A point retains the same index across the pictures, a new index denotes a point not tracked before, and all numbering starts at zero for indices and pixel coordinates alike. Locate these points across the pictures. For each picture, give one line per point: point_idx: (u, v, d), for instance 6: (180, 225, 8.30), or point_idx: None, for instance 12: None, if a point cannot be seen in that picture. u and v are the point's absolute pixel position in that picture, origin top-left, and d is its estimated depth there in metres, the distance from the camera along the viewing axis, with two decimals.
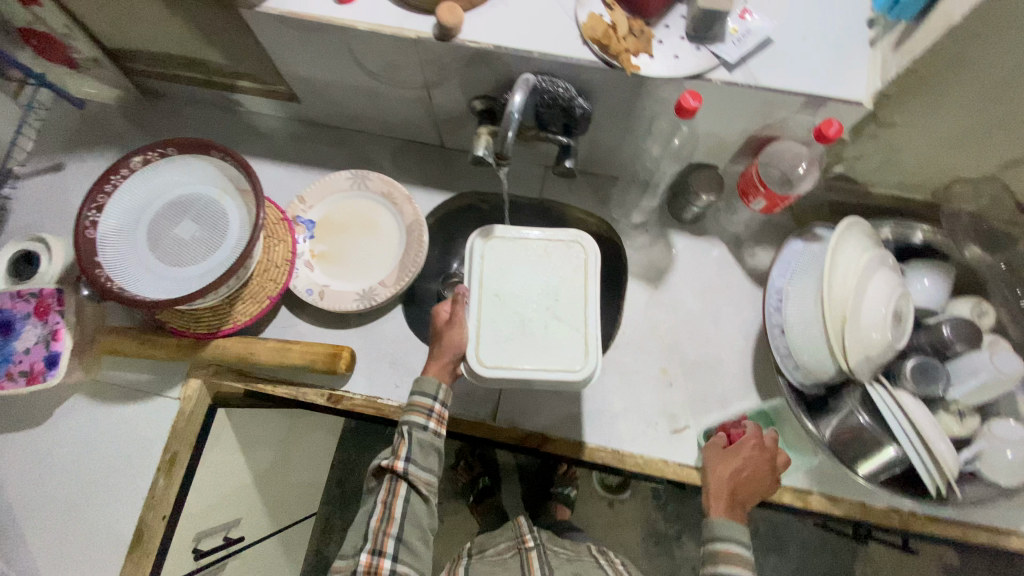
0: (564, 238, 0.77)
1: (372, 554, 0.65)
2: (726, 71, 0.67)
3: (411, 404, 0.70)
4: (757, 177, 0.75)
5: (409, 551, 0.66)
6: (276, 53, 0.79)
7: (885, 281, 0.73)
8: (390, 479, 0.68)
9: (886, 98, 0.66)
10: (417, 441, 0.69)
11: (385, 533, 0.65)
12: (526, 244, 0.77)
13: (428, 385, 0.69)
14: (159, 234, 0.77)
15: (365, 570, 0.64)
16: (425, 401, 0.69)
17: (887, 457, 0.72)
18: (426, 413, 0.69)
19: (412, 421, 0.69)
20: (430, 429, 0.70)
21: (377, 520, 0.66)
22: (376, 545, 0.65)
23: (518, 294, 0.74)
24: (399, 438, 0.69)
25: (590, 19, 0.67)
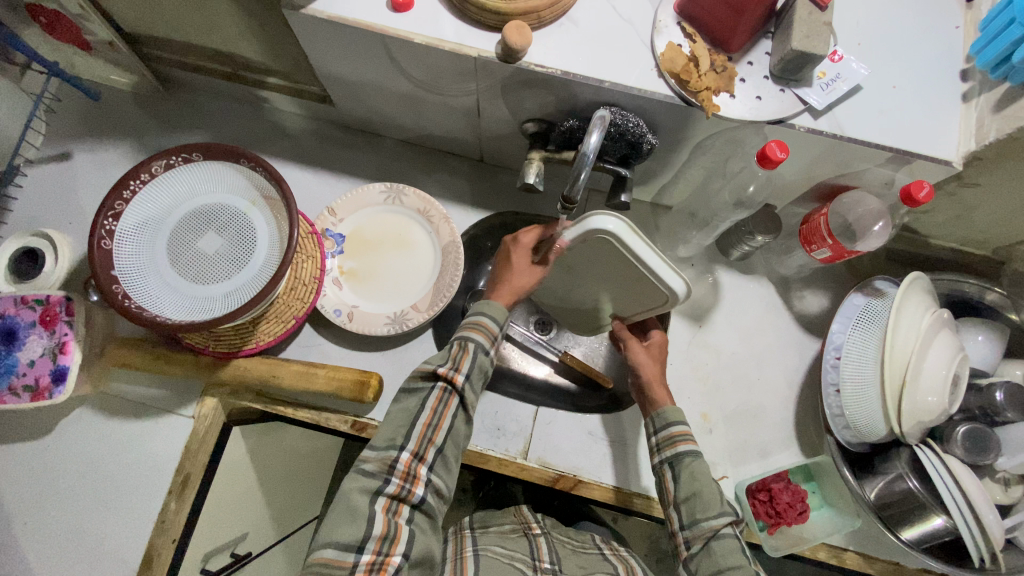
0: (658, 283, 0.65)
1: (413, 458, 0.60)
2: (811, 117, 0.62)
3: (473, 321, 0.66)
4: (825, 226, 0.71)
5: (444, 466, 0.62)
6: (315, 53, 0.73)
7: (949, 343, 0.69)
8: (442, 389, 0.62)
9: (978, 159, 0.62)
10: (478, 362, 0.64)
11: (430, 441, 0.61)
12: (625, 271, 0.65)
13: (497, 310, 0.67)
14: (181, 247, 0.72)
15: (402, 474, 0.59)
16: (492, 324, 0.66)
17: (934, 525, 0.70)
18: (491, 338, 0.66)
19: (475, 340, 0.64)
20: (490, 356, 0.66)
21: (424, 423, 0.61)
22: (417, 450, 0.60)
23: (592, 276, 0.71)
24: (462, 349, 0.64)
25: (669, 50, 0.62)
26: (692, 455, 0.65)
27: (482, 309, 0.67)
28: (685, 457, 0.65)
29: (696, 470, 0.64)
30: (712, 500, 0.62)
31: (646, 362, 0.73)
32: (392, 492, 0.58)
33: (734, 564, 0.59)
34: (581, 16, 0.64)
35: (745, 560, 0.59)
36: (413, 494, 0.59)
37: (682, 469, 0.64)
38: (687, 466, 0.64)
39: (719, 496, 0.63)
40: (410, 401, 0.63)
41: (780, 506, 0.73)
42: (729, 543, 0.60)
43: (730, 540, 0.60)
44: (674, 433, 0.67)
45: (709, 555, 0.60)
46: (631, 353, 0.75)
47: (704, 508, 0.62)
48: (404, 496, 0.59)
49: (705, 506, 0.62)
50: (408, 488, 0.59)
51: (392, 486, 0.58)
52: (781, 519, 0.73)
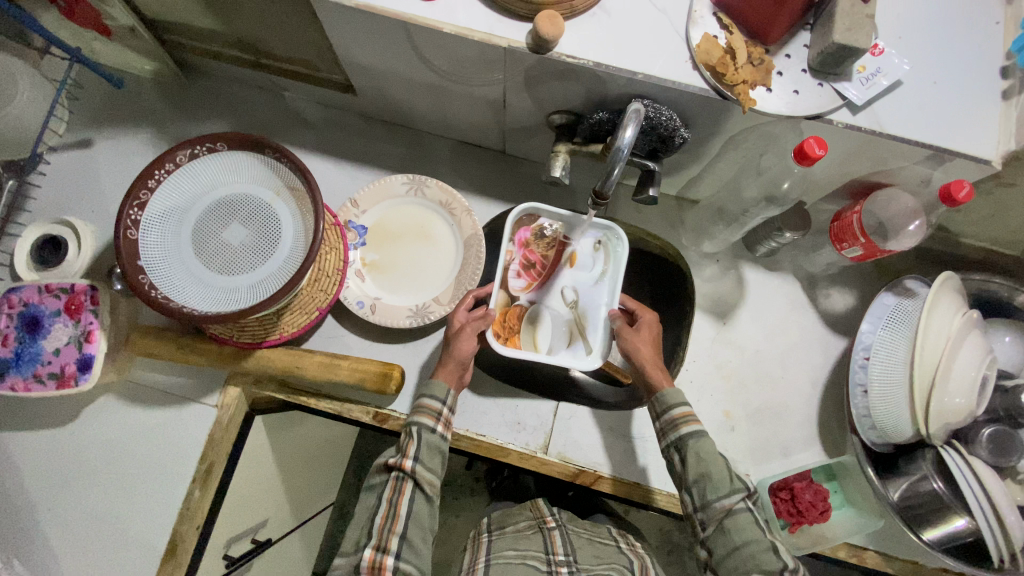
0: (601, 267, 0.79)
1: (376, 550, 0.62)
2: (849, 113, 0.61)
3: (418, 405, 0.69)
4: (858, 224, 0.70)
5: (413, 549, 0.63)
6: (341, 41, 0.72)
7: (979, 346, 0.68)
8: (396, 477, 0.65)
9: (1017, 159, 0.61)
10: (426, 442, 0.66)
11: (391, 531, 0.63)
12: (580, 320, 0.78)
13: (438, 388, 0.69)
14: (205, 238, 0.71)
15: (368, 567, 0.61)
16: (434, 404, 0.68)
17: (956, 526, 0.70)
18: (436, 415, 0.68)
19: (420, 423, 0.67)
20: (438, 433, 0.68)
21: (382, 517, 0.64)
22: (380, 542, 0.62)
23: (553, 236, 0.79)
24: (406, 436, 0.67)
25: (705, 41, 0.60)
26: (698, 434, 0.66)
27: (424, 388, 0.69)
28: (689, 438, 0.66)
29: (701, 450, 0.65)
30: (721, 480, 0.63)
31: (641, 345, 0.71)
32: None
33: (751, 539, 0.61)
34: (614, 5, 0.63)
35: (761, 533, 0.62)
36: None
37: (688, 451, 0.65)
38: (693, 447, 0.65)
39: (729, 474, 0.64)
40: (371, 501, 0.66)
41: (802, 506, 0.73)
42: (743, 517, 0.62)
43: (744, 514, 0.62)
44: (676, 415, 0.67)
45: (724, 535, 0.62)
46: (621, 337, 0.72)
47: (714, 489, 0.63)
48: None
49: (716, 487, 0.63)
50: None
51: None
52: (803, 517, 0.73)
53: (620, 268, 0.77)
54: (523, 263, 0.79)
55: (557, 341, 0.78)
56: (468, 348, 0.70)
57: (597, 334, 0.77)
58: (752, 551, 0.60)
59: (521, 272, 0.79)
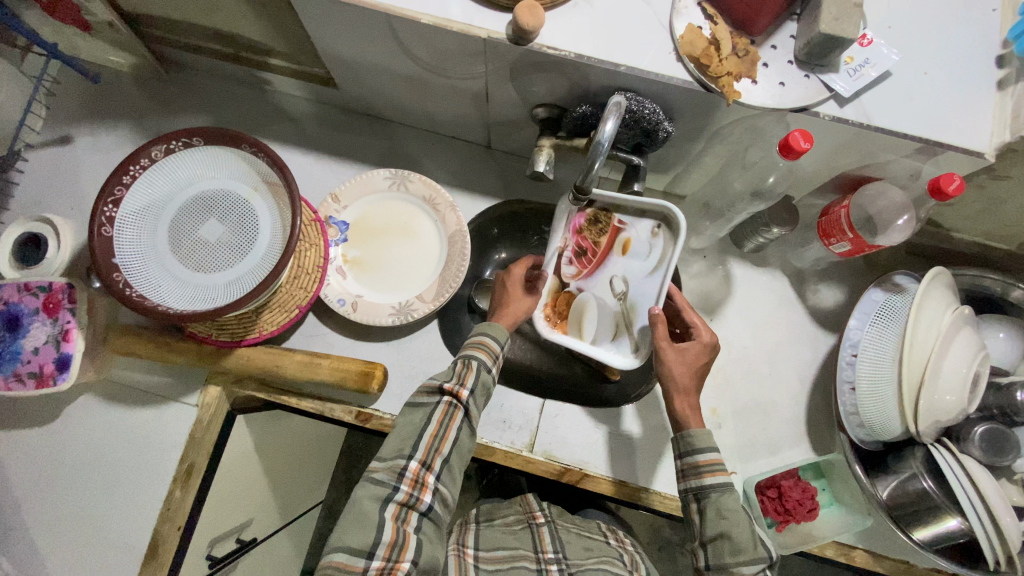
0: (657, 257, 0.64)
1: (422, 466, 0.60)
2: (836, 106, 0.59)
3: (476, 340, 0.66)
4: (846, 219, 0.68)
5: (450, 476, 0.62)
6: (320, 32, 0.70)
7: (968, 342, 0.67)
8: (448, 403, 0.62)
9: (1010, 151, 0.60)
10: (482, 380, 0.65)
11: (437, 451, 0.61)
12: (627, 315, 0.67)
13: (500, 331, 0.67)
14: (183, 235, 0.70)
15: (411, 481, 0.59)
16: (495, 344, 0.66)
17: (949, 527, 0.68)
18: (493, 355, 0.66)
19: (478, 358, 0.65)
20: (492, 373, 0.66)
21: (431, 436, 0.61)
22: (425, 460, 0.60)
23: (606, 221, 0.66)
24: (466, 366, 0.64)
25: (689, 32, 0.59)
26: (721, 488, 0.63)
27: (484, 330, 0.67)
28: (711, 491, 0.63)
29: (722, 506, 0.62)
30: (743, 543, 0.60)
31: (677, 373, 0.65)
32: (402, 499, 0.58)
33: None
34: None
35: None
36: (422, 502, 0.59)
37: (708, 504, 0.62)
38: (713, 501, 0.62)
39: (752, 539, 0.60)
40: (416, 415, 0.63)
41: (790, 504, 0.73)
42: None
43: None
44: (701, 462, 0.64)
45: None
46: (663, 360, 0.65)
47: (733, 550, 0.60)
48: (414, 504, 0.58)
49: (735, 548, 0.60)
50: (415, 495, 0.59)
51: (402, 493, 0.58)
52: (791, 516, 0.73)
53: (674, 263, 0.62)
54: (577, 249, 0.69)
55: (601, 333, 0.69)
56: (526, 309, 0.70)
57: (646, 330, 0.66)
58: None
59: (573, 259, 0.69)
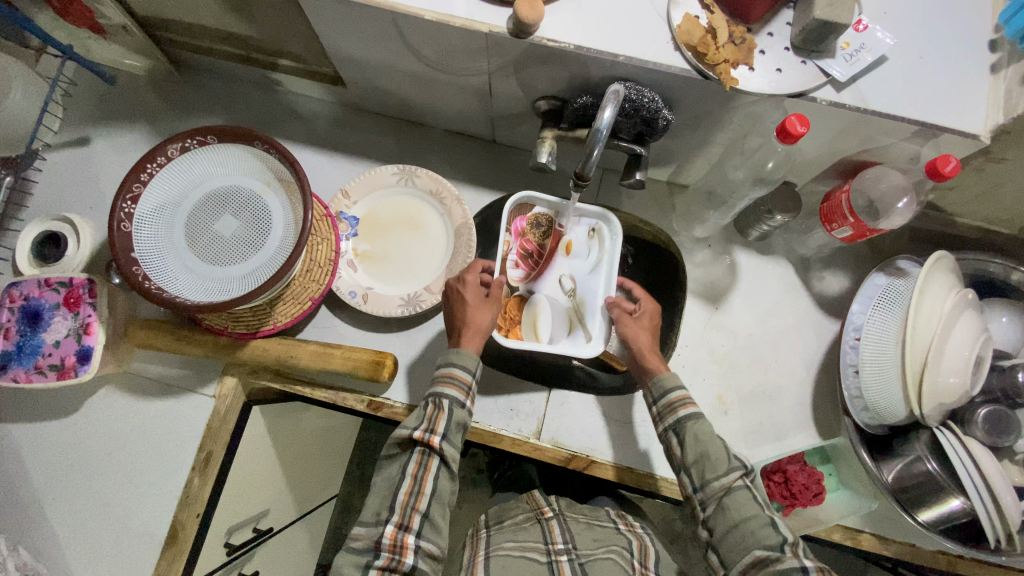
0: (595, 257, 0.77)
1: (398, 528, 0.62)
2: (833, 91, 0.60)
3: (446, 375, 0.68)
4: (846, 203, 0.69)
5: (432, 528, 0.63)
6: (327, 31, 0.72)
7: (972, 325, 0.67)
8: (421, 452, 0.64)
9: (1006, 133, 0.60)
10: (455, 416, 0.66)
11: (413, 509, 0.63)
12: (578, 309, 0.77)
13: (469, 359, 0.68)
14: (199, 230, 0.73)
15: (389, 546, 0.61)
16: (464, 374, 0.68)
17: (953, 506, 0.70)
18: (464, 388, 0.67)
19: (449, 395, 0.66)
20: (467, 407, 0.68)
21: (405, 494, 0.63)
22: (402, 521, 0.62)
23: (549, 226, 0.79)
24: (436, 408, 0.66)
25: (686, 21, 0.60)
26: (695, 416, 0.66)
27: (453, 359, 0.68)
28: (687, 420, 0.66)
29: (698, 432, 0.65)
30: (719, 458, 0.63)
31: (639, 334, 0.71)
32: (382, 564, 0.60)
33: (749, 514, 0.60)
34: None
35: (758, 508, 0.60)
36: (404, 563, 0.60)
37: (686, 433, 0.65)
38: (690, 429, 0.65)
39: (727, 453, 0.63)
40: (392, 470, 0.66)
41: (795, 488, 0.73)
42: (742, 493, 0.61)
43: (743, 491, 0.61)
44: (673, 399, 0.68)
45: (723, 511, 0.61)
46: (622, 326, 0.72)
47: (712, 468, 0.62)
48: (395, 566, 0.60)
49: (713, 465, 0.63)
50: (397, 557, 0.61)
51: (382, 559, 0.60)
52: (796, 500, 0.73)
53: (614, 254, 0.76)
54: (522, 252, 0.79)
55: (557, 330, 0.76)
56: (489, 319, 0.70)
57: (596, 321, 0.75)
58: (750, 526, 0.59)
59: (519, 262, 0.79)
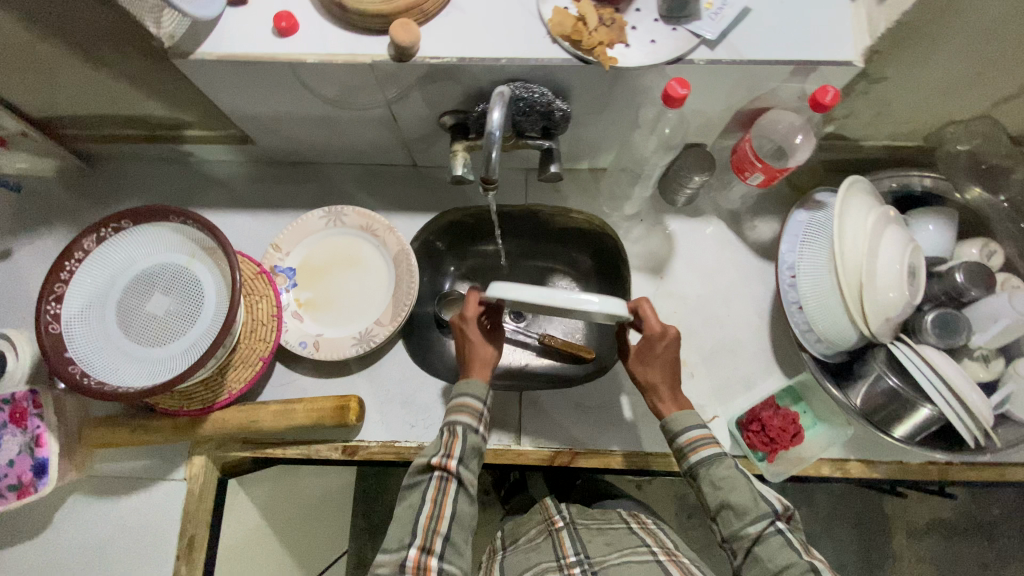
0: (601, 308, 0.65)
1: (422, 551, 0.60)
2: (707, 49, 0.63)
3: (459, 403, 0.68)
4: (752, 152, 0.71)
5: (456, 550, 0.62)
6: (221, 95, 0.73)
7: (894, 241, 0.71)
8: (439, 477, 0.63)
9: (876, 54, 0.64)
10: (471, 442, 0.66)
11: (434, 532, 0.61)
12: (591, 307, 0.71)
13: (479, 387, 0.68)
14: (131, 315, 0.72)
15: (413, 568, 0.59)
16: (474, 402, 0.67)
17: (922, 417, 0.72)
18: (477, 414, 0.67)
19: (461, 422, 0.66)
20: (481, 432, 0.67)
21: (426, 517, 0.61)
22: (425, 543, 0.60)
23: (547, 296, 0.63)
24: (451, 435, 0.65)
25: (556, 14, 0.62)
26: (709, 460, 0.64)
27: (462, 389, 0.69)
28: (700, 465, 0.64)
29: (715, 476, 0.63)
30: (743, 504, 0.61)
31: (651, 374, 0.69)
32: None
33: (784, 563, 0.58)
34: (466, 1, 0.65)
35: (795, 553, 0.58)
36: None
37: (702, 477, 0.64)
38: (705, 473, 0.64)
39: (750, 497, 0.62)
40: (412, 497, 0.64)
41: (774, 433, 0.75)
42: (774, 540, 0.60)
43: (774, 538, 0.60)
44: (683, 441, 0.66)
45: (757, 563, 0.60)
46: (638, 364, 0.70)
47: (737, 515, 0.61)
48: None
49: (739, 512, 0.61)
50: None
51: None
52: (777, 443, 0.75)
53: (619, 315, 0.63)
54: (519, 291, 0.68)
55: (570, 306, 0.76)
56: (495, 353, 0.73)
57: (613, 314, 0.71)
58: None
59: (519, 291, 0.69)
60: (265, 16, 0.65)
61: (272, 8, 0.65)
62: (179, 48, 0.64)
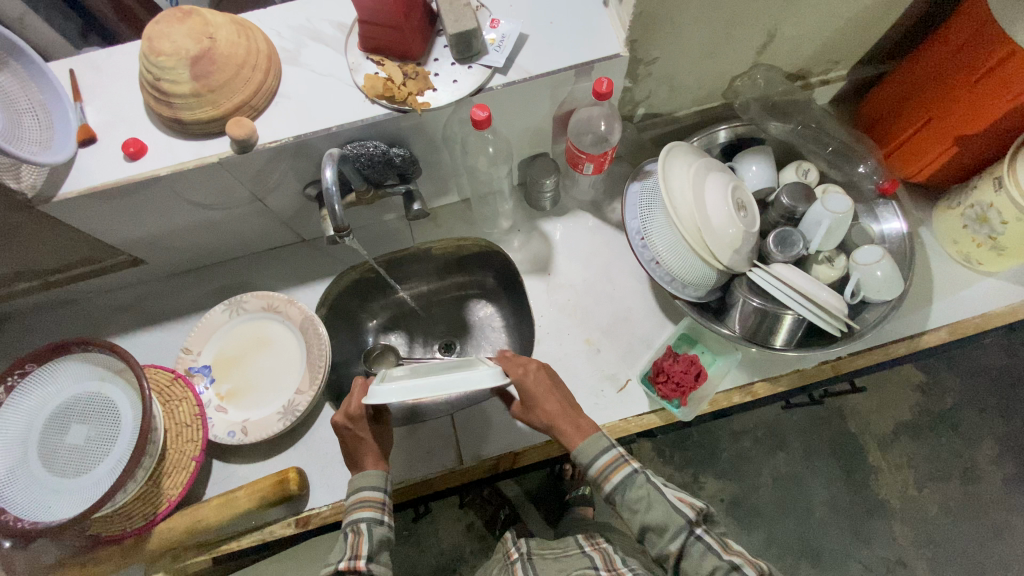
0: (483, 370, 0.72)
1: None
2: (502, 75, 0.74)
3: (359, 501, 0.69)
4: (576, 148, 0.82)
5: None
6: (97, 227, 0.78)
7: (714, 185, 0.81)
8: None
9: (638, 42, 0.76)
10: (377, 533, 0.66)
11: None
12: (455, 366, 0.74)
13: (376, 476, 0.70)
14: (52, 451, 0.73)
15: None
16: (375, 494, 0.69)
17: (790, 323, 0.80)
18: (380, 505, 0.69)
19: (366, 517, 0.67)
20: (386, 522, 0.69)
21: None
22: None
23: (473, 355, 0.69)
24: (356, 533, 0.66)
25: (368, 80, 0.72)
26: (623, 486, 0.67)
27: (359, 484, 0.70)
28: (617, 494, 0.67)
29: (632, 500, 0.67)
30: (661, 522, 0.65)
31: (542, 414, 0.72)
32: None
33: (707, 568, 0.63)
34: (290, 89, 0.74)
35: (716, 556, 0.63)
36: None
37: (624, 501, 0.67)
38: (624, 499, 0.67)
39: (665, 511, 0.66)
40: None
41: (678, 377, 0.82)
42: (694, 549, 0.64)
43: (694, 545, 0.64)
44: (602, 470, 0.68)
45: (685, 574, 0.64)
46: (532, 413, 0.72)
47: (659, 533, 0.65)
48: None
49: (658, 529, 0.65)
50: None
51: None
52: (684, 387, 0.81)
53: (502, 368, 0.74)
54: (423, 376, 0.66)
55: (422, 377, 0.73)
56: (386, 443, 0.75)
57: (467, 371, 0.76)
58: None
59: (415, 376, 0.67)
60: (115, 148, 0.73)
61: (122, 139, 0.73)
62: (43, 195, 0.70)
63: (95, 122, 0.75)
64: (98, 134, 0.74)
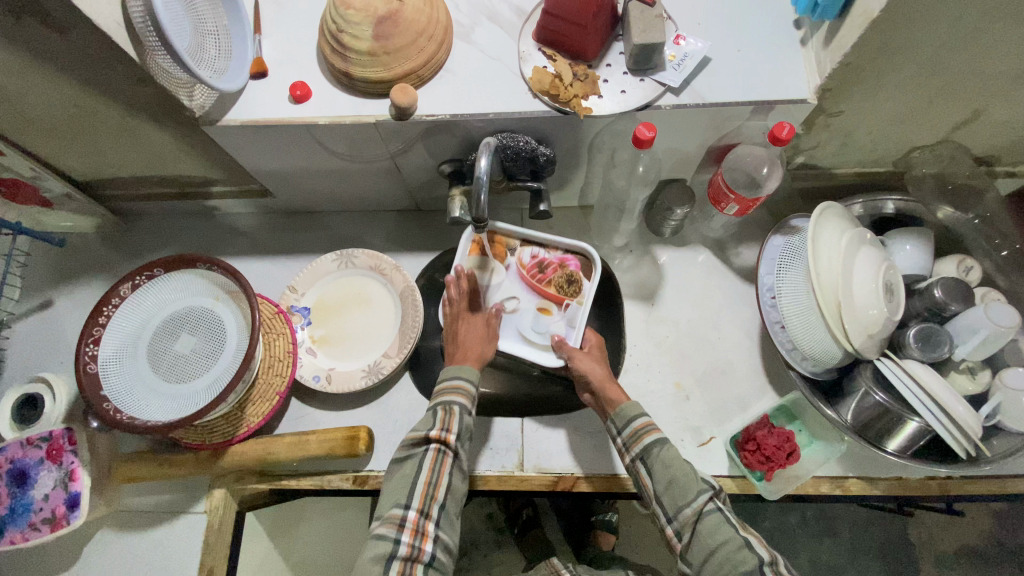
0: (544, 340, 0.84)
1: (419, 514, 0.62)
2: (673, 95, 0.70)
3: (453, 385, 0.70)
4: (724, 186, 0.76)
5: (448, 520, 0.64)
6: (244, 155, 0.82)
7: (867, 260, 0.74)
8: (437, 450, 0.65)
9: (829, 92, 0.70)
10: (465, 423, 0.68)
11: (432, 498, 0.63)
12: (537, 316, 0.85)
13: (473, 370, 0.71)
14: (160, 355, 0.78)
15: (411, 531, 0.61)
16: (469, 386, 0.70)
17: (912, 430, 0.73)
18: (471, 397, 0.69)
19: (458, 403, 0.68)
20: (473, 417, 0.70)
21: (423, 484, 0.63)
22: (422, 508, 0.62)
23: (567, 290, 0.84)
24: (448, 412, 0.67)
25: (536, 73, 0.70)
26: (658, 442, 0.66)
27: (456, 373, 0.71)
28: (653, 447, 0.66)
29: (666, 458, 0.65)
30: (689, 484, 0.63)
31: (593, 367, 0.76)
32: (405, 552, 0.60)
33: (722, 539, 0.59)
34: (456, 65, 0.73)
35: (733, 531, 0.60)
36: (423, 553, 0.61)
37: (654, 460, 0.65)
38: (658, 456, 0.65)
39: (695, 476, 0.64)
40: (407, 467, 0.66)
41: (769, 451, 0.75)
42: (713, 517, 0.61)
43: (714, 514, 0.61)
44: (638, 427, 0.68)
45: (698, 539, 0.60)
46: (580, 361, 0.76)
47: (683, 491, 0.63)
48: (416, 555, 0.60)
49: (685, 491, 0.63)
50: (417, 545, 0.61)
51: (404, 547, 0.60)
52: (774, 462, 0.75)
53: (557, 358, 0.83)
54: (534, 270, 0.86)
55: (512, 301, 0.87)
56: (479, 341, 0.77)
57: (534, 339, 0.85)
58: (727, 550, 0.58)
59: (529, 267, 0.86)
60: (281, 85, 0.75)
61: (289, 79, 0.75)
62: (208, 116, 0.73)
63: (268, 57, 0.77)
64: (268, 70, 0.76)
